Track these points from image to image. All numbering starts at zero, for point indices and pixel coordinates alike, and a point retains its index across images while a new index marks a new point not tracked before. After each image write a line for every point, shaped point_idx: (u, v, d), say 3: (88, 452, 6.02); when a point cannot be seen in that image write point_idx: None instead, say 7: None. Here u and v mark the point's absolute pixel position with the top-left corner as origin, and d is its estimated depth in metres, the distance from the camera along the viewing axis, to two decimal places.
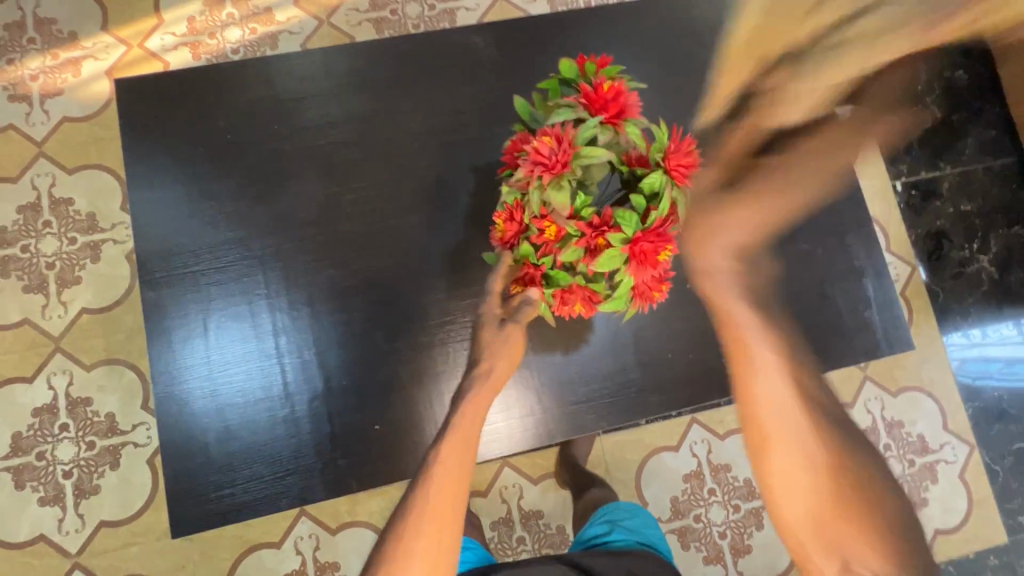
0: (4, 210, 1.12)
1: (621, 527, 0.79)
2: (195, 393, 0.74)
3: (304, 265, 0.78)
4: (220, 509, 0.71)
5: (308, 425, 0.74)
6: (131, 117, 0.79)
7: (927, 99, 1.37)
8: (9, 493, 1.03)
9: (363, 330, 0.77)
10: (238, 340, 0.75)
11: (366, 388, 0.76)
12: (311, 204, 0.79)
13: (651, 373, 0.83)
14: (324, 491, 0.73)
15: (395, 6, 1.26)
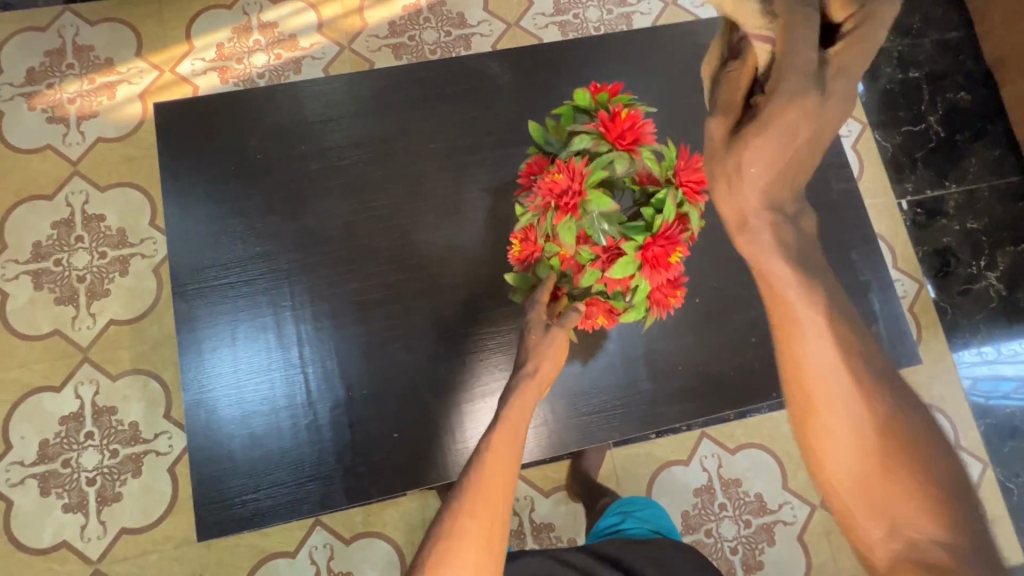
0: (39, 225, 1.17)
1: (633, 516, 0.87)
2: (222, 401, 0.77)
3: (328, 279, 0.81)
4: (243, 514, 0.73)
5: (329, 433, 0.77)
6: (166, 138, 0.84)
7: (930, 120, 1.40)
8: (35, 499, 1.06)
9: (384, 342, 0.80)
10: (264, 350, 0.79)
11: (387, 398, 0.78)
12: (335, 220, 0.83)
13: (662, 384, 0.85)
14: (343, 497, 0.75)
15: (413, 33, 1.33)
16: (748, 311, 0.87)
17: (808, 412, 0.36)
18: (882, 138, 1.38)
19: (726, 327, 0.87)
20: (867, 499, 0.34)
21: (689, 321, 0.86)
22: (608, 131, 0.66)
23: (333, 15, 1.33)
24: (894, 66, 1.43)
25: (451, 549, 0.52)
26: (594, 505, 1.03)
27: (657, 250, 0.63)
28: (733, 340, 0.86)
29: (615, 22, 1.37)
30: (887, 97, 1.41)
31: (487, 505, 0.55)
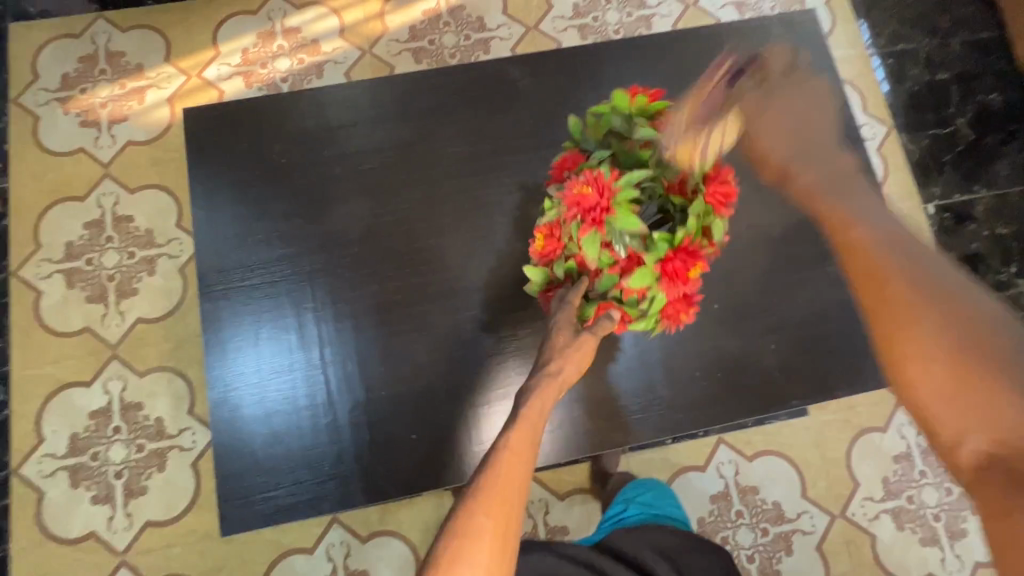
0: (72, 225, 1.21)
1: (636, 503, 0.94)
2: (245, 399, 0.78)
3: (349, 281, 0.83)
4: (265, 511, 0.75)
5: (348, 432, 0.78)
6: (194, 142, 0.86)
7: (959, 123, 1.37)
8: (65, 491, 1.09)
9: (403, 344, 0.81)
10: (288, 350, 0.80)
11: (405, 400, 0.80)
12: (356, 224, 0.85)
13: (678, 391, 0.84)
14: (362, 496, 0.76)
15: (434, 37, 1.34)
16: (767, 318, 0.86)
17: (893, 344, 0.51)
18: (908, 141, 1.35)
19: (746, 333, 0.86)
20: (953, 406, 0.47)
21: (706, 327, 0.86)
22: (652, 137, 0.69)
23: (354, 20, 1.35)
24: (922, 68, 1.40)
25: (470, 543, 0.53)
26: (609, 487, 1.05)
27: (678, 264, 0.66)
28: (751, 348, 0.85)
29: (634, 25, 1.37)
30: (913, 99, 1.38)
31: (500, 503, 0.56)
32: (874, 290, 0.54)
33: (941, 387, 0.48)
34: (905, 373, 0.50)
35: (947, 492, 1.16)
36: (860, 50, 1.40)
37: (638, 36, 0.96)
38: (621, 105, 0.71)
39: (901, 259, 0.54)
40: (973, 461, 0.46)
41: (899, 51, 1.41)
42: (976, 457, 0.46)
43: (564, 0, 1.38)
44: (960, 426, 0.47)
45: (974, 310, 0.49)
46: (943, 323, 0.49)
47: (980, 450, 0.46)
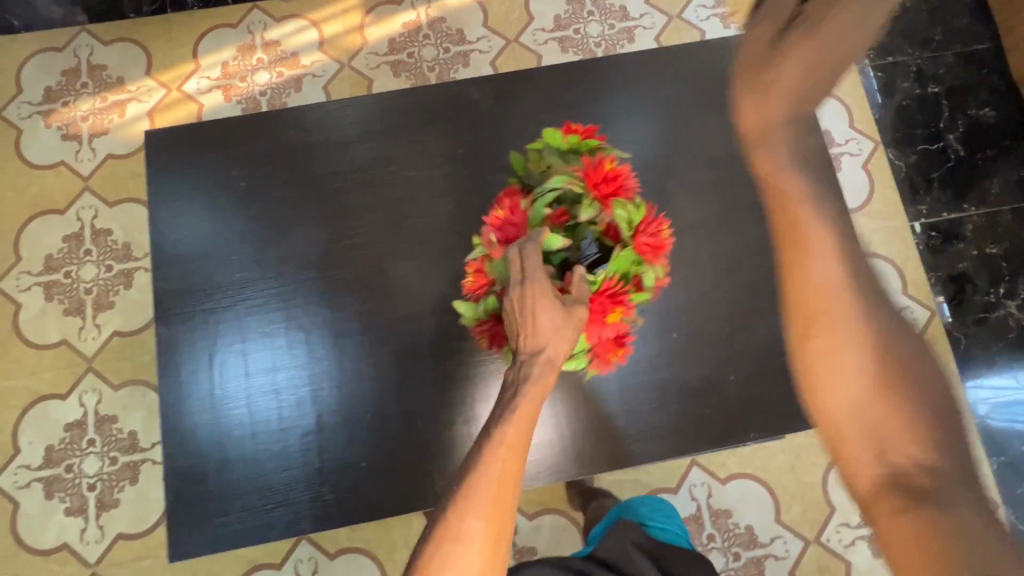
0: (51, 238, 1.22)
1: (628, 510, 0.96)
2: (197, 423, 0.79)
3: (305, 306, 0.83)
4: (215, 536, 0.75)
5: (299, 459, 0.78)
6: (157, 165, 0.87)
7: (949, 138, 1.33)
8: (40, 502, 1.11)
9: (355, 371, 0.81)
10: (241, 374, 0.80)
11: (356, 427, 0.79)
12: (313, 248, 0.85)
13: (634, 420, 0.83)
14: (312, 523, 0.76)
15: (413, 50, 1.34)
16: (725, 347, 0.84)
17: (813, 360, 0.55)
18: (895, 157, 1.32)
19: (705, 364, 0.84)
20: (861, 428, 0.50)
21: (661, 355, 0.84)
22: (589, 177, 0.69)
23: (334, 33, 1.35)
24: (912, 81, 1.36)
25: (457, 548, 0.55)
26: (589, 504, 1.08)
27: (598, 306, 0.66)
28: (711, 378, 0.84)
29: (616, 37, 1.35)
30: (903, 113, 1.34)
31: (495, 509, 0.56)
32: (814, 306, 0.56)
33: (851, 409, 0.51)
34: (823, 385, 0.54)
35: None
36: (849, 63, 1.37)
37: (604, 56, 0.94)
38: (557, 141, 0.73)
39: (846, 283, 0.56)
40: (866, 484, 0.49)
41: (889, 64, 1.37)
42: (874, 483, 0.48)
43: (546, 12, 1.37)
44: (864, 449, 0.49)
45: (897, 345, 0.52)
46: (863, 350, 0.53)
47: (875, 475, 0.48)
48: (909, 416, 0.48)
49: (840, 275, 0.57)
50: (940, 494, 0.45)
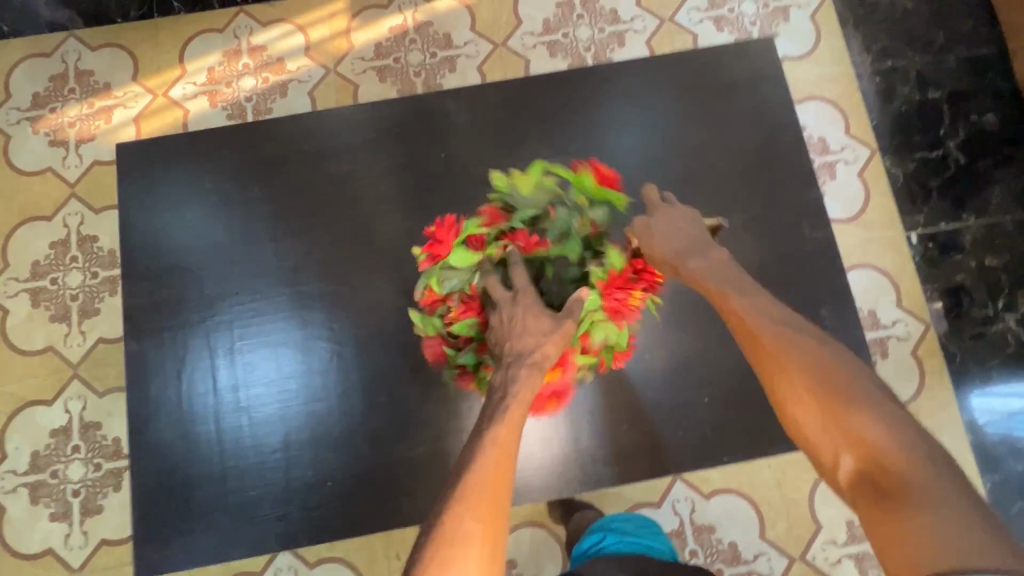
0: (38, 245, 1.23)
1: (612, 530, 0.85)
2: (162, 441, 0.79)
3: (270, 323, 0.83)
4: (179, 557, 0.76)
5: (262, 479, 0.78)
6: (130, 178, 0.87)
7: (949, 145, 1.29)
8: (26, 507, 1.12)
9: (323, 388, 0.81)
10: (206, 391, 0.80)
11: (325, 443, 0.80)
12: (283, 263, 0.85)
13: (601, 444, 0.98)
14: (276, 541, 0.77)
15: (399, 55, 1.32)
16: (672, 384, 0.99)
17: (784, 409, 0.62)
18: (893, 165, 1.28)
19: (667, 390, 0.99)
20: (822, 433, 0.59)
21: (623, 390, 0.99)
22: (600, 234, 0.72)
23: (320, 38, 1.33)
24: (912, 86, 1.32)
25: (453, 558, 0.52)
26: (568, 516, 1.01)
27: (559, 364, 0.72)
28: (675, 406, 0.99)
29: (606, 42, 1.32)
30: (901, 119, 1.30)
31: (491, 504, 0.56)
32: (766, 361, 0.65)
33: (820, 423, 0.59)
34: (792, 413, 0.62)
35: None
36: (846, 67, 1.33)
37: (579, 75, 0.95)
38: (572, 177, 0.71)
39: (787, 332, 0.65)
40: (850, 480, 0.56)
41: (888, 68, 1.33)
42: (852, 479, 0.56)
43: (535, 16, 1.34)
44: (843, 451, 0.57)
45: (826, 353, 0.63)
46: (815, 372, 0.61)
47: (853, 469, 0.56)
48: (869, 403, 0.57)
49: (782, 329, 0.66)
50: (918, 481, 0.51)
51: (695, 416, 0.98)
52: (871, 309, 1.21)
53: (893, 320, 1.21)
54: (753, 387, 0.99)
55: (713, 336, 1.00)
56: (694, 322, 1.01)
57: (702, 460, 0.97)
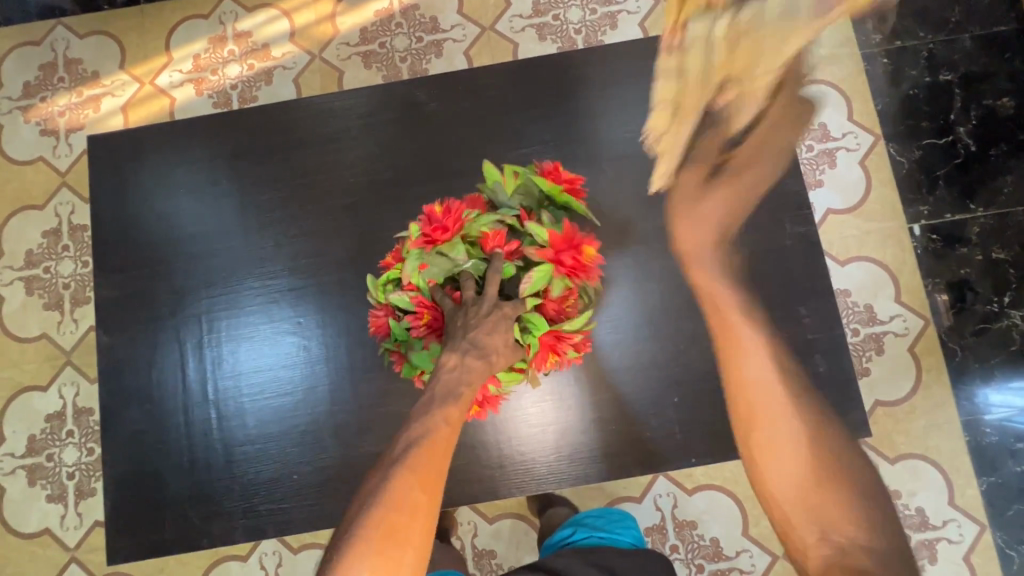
0: (31, 234, 1.25)
1: (583, 525, 0.82)
2: (140, 431, 0.94)
3: (230, 329, 0.95)
4: (162, 539, 0.91)
5: (221, 467, 0.92)
6: (141, 181, 1.01)
7: (960, 131, 1.22)
8: (24, 488, 1.16)
9: (281, 386, 0.93)
10: (173, 390, 0.94)
11: (283, 434, 0.92)
12: (257, 262, 0.97)
13: (564, 442, 0.98)
14: (244, 534, 0.90)
15: (384, 40, 1.29)
16: (646, 380, 0.97)
17: None
18: (898, 152, 1.22)
19: (642, 387, 0.97)
20: None
21: (593, 386, 0.98)
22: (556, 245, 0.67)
23: (305, 23, 1.31)
24: (922, 68, 1.25)
25: (404, 530, 0.58)
26: (543, 512, 0.98)
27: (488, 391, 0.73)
28: (649, 404, 0.97)
29: (598, 23, 1.27)
30: (909, 104, 1.23)
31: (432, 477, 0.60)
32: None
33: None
34: None
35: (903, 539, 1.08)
36: (852, 48, 1.26)
37: (540, 79, 1.04)
38: (538, 179, 0.72)
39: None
40: None
41: (897, 48, 1.25)
42: None
43: None
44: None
45: None
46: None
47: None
48: None
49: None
50: None
51: (666, 415, 0.97)
52: (868, 304, 1.16)
53: (891, 315, 1.16)
54: None
55: (690, 333, 0.98)
56: (673, 320, 0.98)
57: (677, 459, 0.96)
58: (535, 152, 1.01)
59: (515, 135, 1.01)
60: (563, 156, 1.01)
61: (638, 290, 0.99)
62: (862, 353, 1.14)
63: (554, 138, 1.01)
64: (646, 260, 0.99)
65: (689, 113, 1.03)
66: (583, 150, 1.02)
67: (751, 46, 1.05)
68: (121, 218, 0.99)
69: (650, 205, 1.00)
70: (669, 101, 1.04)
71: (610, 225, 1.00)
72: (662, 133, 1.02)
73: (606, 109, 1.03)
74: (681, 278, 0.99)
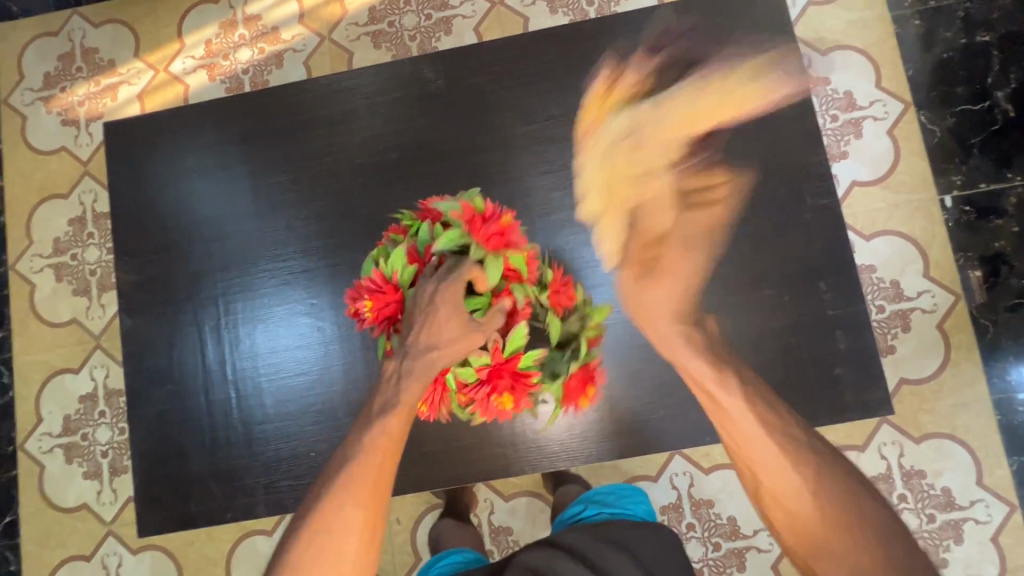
0: (58, 222, 1.28)
1: (595, 502, 0.82)
2: (163, 410, 0.97)
3: (245, 310, 0.97)
4: (190, 513, 0.94)
5: (242, 445, 0.94)
6: (156, 166, 1.02)
7: (998, 96, 1.15)
8: (61, 466, 1.21)
9: (296, 365, 0.95)
10: (193, 370, 0.97)
11: (300, 413, 0.94)
12: (270, 244, 0.98)
13: (575, 419, 0.98)
14: (264, 509, 0.93)
15: (393, 18, 1.27)
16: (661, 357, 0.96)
17: None
18: (929, 120, 1.16)
19: (658, 367, 0.96)
20: None
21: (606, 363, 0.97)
22: (504, 368, 0.69)
23: (314, 5, 1.30)
24: (957, 29, 1.18)
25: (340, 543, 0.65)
26: (556, 489, 0.99)
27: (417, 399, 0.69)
28: (665, 382, 0.96)
29: None
30: (942, 68, 1.17)
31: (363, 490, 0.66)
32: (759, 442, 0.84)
33: None
34: None
35: (929, 520, 1.06)
36: (880, 11, 1.20)
37: (550, 51, 1.01)
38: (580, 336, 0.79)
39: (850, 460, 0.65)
40: None
41: (930, 9, 1.18)
42: None
43: None
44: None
45: None
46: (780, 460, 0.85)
47: None
48: None
49: None
50: None
51: (681, 393, 0.96)
52: (894, 279, 1.12)
53: (918, 291, 1.11)
54: (748, 363, 0.94)
55: (703, 311, 0.96)
56: (686, 298, 0.96)
57: (694, 438, 0.95)
58: (545, 128, 0.99)
59: (523, 112, 1.00)
60: (573, 131, 0.99)
61: (653, 267, 0.97)
62: (886, 330, 1.11)
63: (564, 113, 0.99)
64: (657, 235, 0.97)
65: (704, 83, 1.00)
66: (594, 124, 0.99)
67: (772, 10, 1.00)
68: (139, 204, 1.01)
69: (663, 180, 0.98)
70: (683, 71, 1.00)
71: (623, 202, 0.98)
72: (677, 105, 0.99)
73: (618, 82, 1.00)
74: (696, 254, 0.97)
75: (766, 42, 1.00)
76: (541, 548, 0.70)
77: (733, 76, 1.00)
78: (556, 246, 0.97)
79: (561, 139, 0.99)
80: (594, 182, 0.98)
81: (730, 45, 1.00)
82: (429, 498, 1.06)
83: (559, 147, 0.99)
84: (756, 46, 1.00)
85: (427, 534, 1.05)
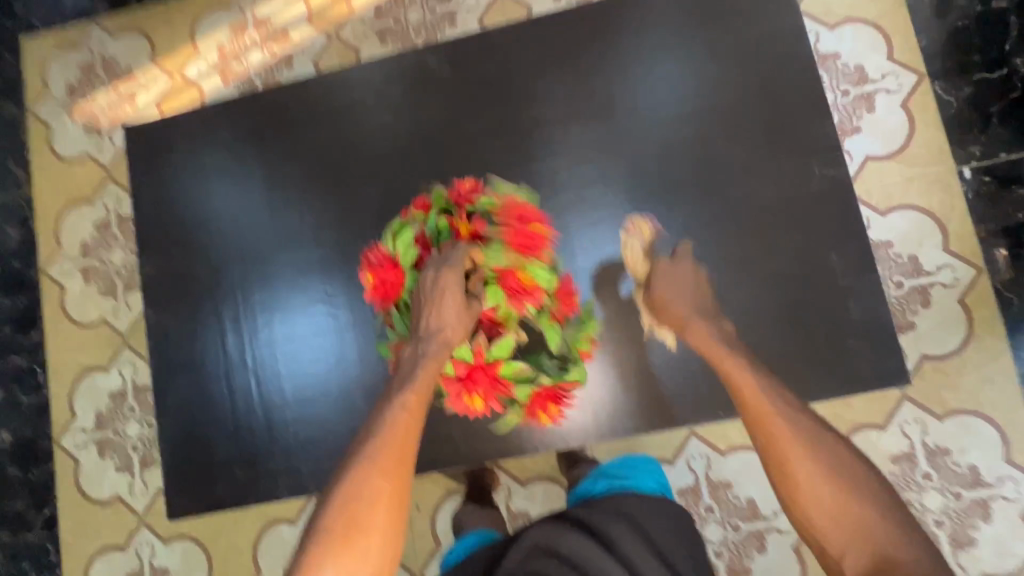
0: (84, 226, 1.33)
1: (605, 476, 0.82)
2: (189, 397, 1.00)
3: (263, 301, 1.00)
4: (218, 496, 0.98)
5: (264, 429, 0.97)
6: (174, 165, 1.05)
7: (1016, 63, 1.12)
8: (94, 460, 1.26)
9: (313, 353, 0.97)
10: (215, 357, 1.00)
11: (317, 397, 0.96)
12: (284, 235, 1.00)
13: (587, 401, 0.98)
14: (286, 492, 0.96)
15: (399, 14, 1.29)
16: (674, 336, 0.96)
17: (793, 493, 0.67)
18: (944, 90, 1.13)
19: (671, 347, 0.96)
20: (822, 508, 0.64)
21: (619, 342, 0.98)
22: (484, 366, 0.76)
23: (320, 4, 1.32)
24: None
25: (364, 520, 0.60)
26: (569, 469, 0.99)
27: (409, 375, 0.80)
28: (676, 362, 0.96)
29: None
30: (957, 36, 1.14)
31: (388, 464, 0.63)
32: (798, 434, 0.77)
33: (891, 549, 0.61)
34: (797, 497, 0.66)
35: (954, 498, 1.04)
36: None
37: (554, 36, 1.02)
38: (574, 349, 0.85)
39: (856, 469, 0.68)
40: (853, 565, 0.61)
41: None
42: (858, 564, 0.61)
43: None
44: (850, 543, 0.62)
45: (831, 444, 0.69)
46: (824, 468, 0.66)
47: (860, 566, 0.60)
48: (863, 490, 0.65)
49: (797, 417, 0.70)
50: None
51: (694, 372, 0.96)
52: (912, 254, 1.10)
53: (938, 265, 1.09)
54: (761, 340, 0.94)
55: (714, 287, 0.95)
56: None
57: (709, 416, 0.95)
58: (550, 111, 1.00)
59: (529, 97, 1.00)
60: (578, 114, 1.00)
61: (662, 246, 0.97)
62: (905, 307, 1.09)
63: (569, 96, 1.00)
64: (664, 212, 0.97)
65: (709, 60, 0.99)
66: (599, 106, 0.99)
67: None
68: (159, 202, 1.05)
69: (669, 162, 0.98)
70: (687, 49, 1.00)
71: (630, 182, 0.98)
72: (683, 86, 0.99)
73: (622, 62, 1.00)
74: (705, 231, 0.96)
75: (771, 15, 0.99)
76: (553, 519, 0.71)
77: (740, 50, 0.99)
78: (564, 226, 0.98)
79: (566, 122, 0.99)
80: (600, 163, 0.99)
81: (735, 20, 1.00)
82: (447, 485, 1.07)
83: (565, 130, 0.99)
84: (761, 20, 0.99)
85: (446, 520, 1.06)
